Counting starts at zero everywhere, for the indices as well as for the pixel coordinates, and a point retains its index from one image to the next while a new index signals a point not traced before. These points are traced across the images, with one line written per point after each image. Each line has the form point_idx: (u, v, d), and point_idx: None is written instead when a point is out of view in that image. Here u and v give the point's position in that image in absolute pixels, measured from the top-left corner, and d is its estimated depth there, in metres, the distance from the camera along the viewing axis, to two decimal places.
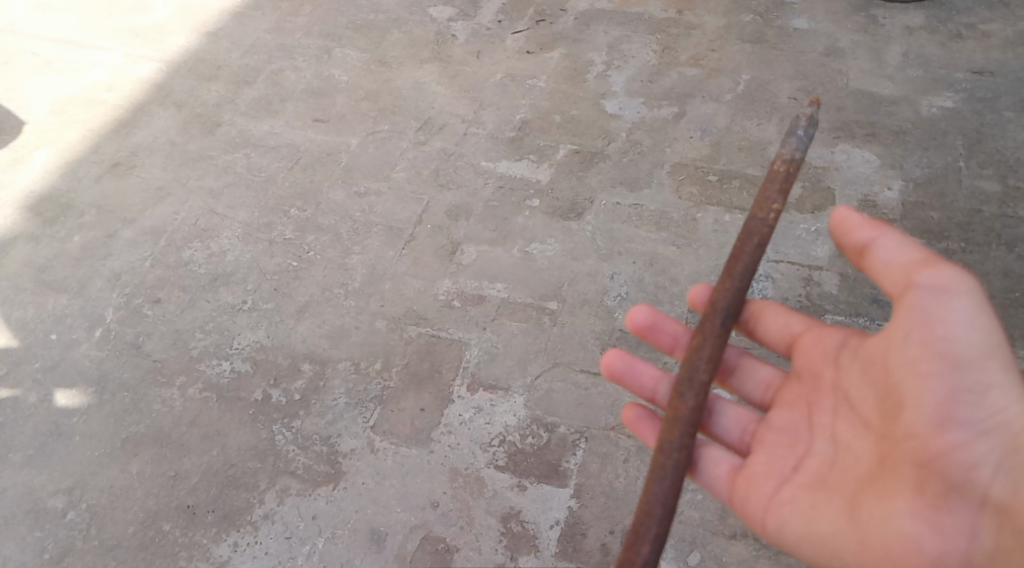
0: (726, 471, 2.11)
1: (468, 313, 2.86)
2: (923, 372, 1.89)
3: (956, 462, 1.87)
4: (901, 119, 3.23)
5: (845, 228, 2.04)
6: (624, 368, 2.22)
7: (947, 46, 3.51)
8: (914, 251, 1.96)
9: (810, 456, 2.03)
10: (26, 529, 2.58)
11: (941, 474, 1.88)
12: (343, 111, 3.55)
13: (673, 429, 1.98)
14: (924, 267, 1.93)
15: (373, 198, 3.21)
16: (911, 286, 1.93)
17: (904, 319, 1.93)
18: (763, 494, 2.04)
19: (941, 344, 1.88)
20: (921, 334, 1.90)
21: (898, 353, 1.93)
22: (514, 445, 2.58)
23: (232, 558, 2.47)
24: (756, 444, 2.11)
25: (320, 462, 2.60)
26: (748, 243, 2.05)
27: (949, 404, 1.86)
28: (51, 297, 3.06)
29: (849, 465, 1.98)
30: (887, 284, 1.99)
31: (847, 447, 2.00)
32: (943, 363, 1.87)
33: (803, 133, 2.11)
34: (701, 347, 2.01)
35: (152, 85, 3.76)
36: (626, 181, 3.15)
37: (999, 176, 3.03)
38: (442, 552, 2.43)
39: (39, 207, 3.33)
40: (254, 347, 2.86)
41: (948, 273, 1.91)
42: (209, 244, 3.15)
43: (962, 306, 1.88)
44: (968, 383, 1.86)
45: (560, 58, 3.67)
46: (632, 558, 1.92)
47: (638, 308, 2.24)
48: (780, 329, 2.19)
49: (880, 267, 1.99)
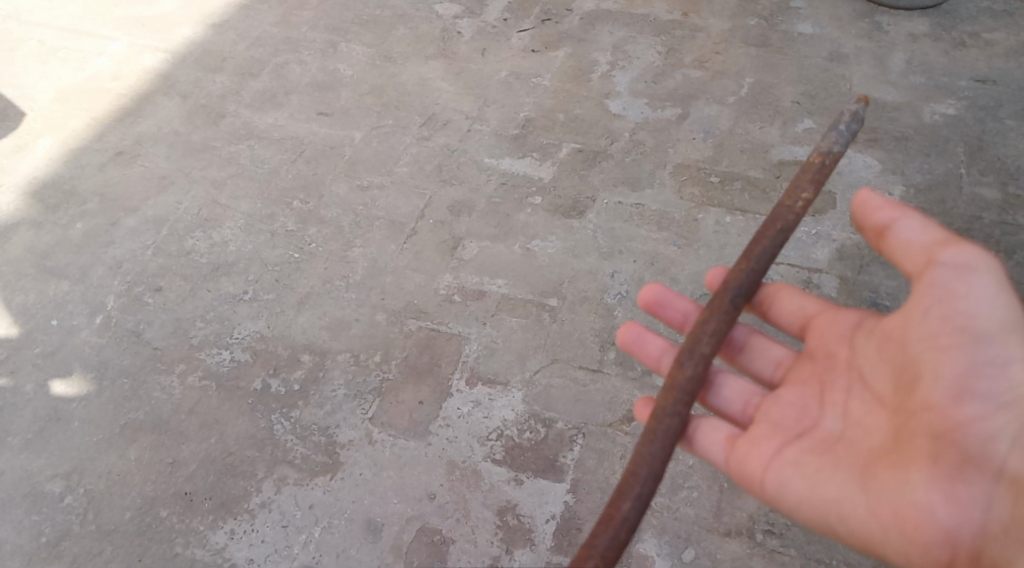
0: (724, 437, 2.10)
1: (468, 307, 2.88)
2: (943, 345, 1.91)
3: (974, 434, 1.89)
4: (903, 125, 3.25)
5: (867, 209, 2.08)
6: (633, 339, 2.23)
7: (950, 54, 3.53)
8: (935, 232, 2.00)
9: (821, 430, 2.05)
10: (23, 513, 2.59)
11: (957, 445, 1.89)
12: (347, 105, 3.56)
13: (668, 396, 1.98)
14: (946, 245, 1.97)
15: (376, 193, 3.22)
16: (932, 263, 1.97)
17: (924, 296, 1.96)
18: (765, 459, 2.04)
19: (961, 317, 1.91)
20: (941, 309, 1.93)
21: (916, 328, 1.96)
22: (511, 440, 2.60)
23: (228, 546, 2.49)
24: (761, 418, 2.11)
25: (318, 452, 2.62)
26: (769, 228, 2.10)
27: (968, 377, 1.89)
28: (53, 283, 3.07)
29: (861, 440, 2.00)
30: (906, 264, 2.03)
31: (861, 423, 2.02)
32: (962, 336, 1.90)
33: (846, 127, 2.18)
34: (706, 321, 2.03)
35: (157, 75, 3.77)
36: (627, 181, 3.16)
37: (999, 183, 3.05)
38: (437, 544, 2.45)
39: (42, 194, 3.34)
40: (254, 337, 2.87)
41: (970, 251, 1.95)
42: (211, 234, 3.16)
43: (983, 282, 1.92)
44: (987, 356, 1.89)
45: (565, 58, 3.68)
46: (612, 514, 1.89)
47: (649, 285, 2.27)
48: (794, 309, 2.21)
49: (901, 247, 2.03)
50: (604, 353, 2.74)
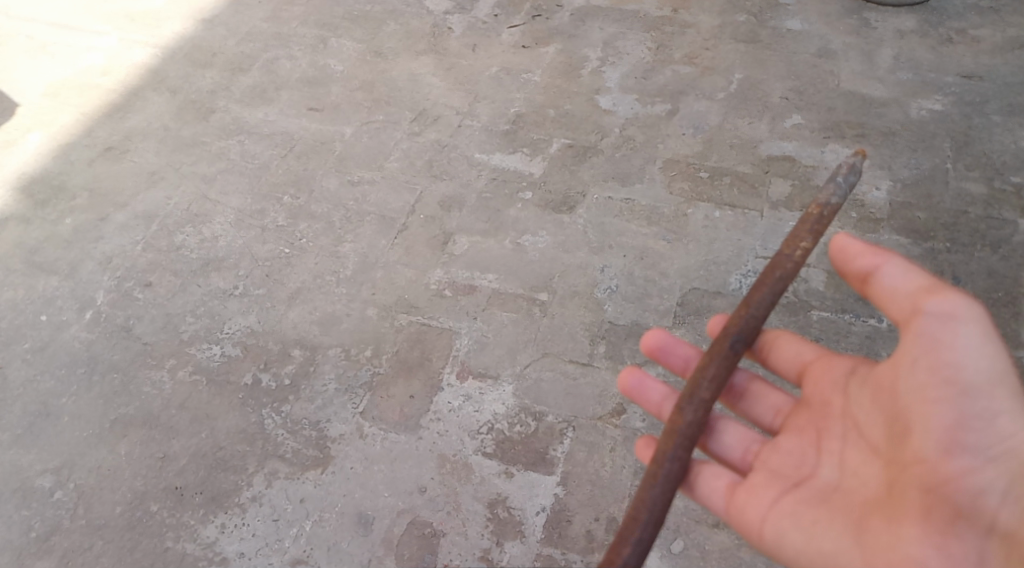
0: (725, 485, 2.09)
1: (459, 302, 2.89)
2: (931, 398, 1.90)
3: (964, 488, 1.87)
4: (890, 121, 3.28)
5: (847, 255, 2.04)
6: (635, 384, 2.22)
7: (937, 50, 3.56)
8: (920, 278, 1.96)
9: (818, 479, 2.04)
10: (13, 508, 2.59)
11: (948, 500, 1.88)
12: (338, 101, 3.56)
13: (669, 441, 1.98)
14: (930, 294, 1.94)
15: (366, 188, 3.23)
16: (917, 312, 1.94)
17: (911, 346, 1.94)
18: (762, 507, 2.04)
19: (949, 369, 1.89)
20: (928, 361, 1.91)
21: (905, 378, 1.94)
22: (502, 433, 2.61)
23: (219, 539, 2.49)
24: (760, 467, 2.10)
25: (309, 446, 2.63)
26: (768, 277, 2.06)
27: (957, 430, 1.87)
28: (42, 279, 3.06)
29: (857, 489, 1.99)
30: (892, 310, 2.00)
31: (857, 473, 2.00)
32: (950, 388, 1.88)
33: (845, 179, 2.09)
34: (706, 367, 2.02)
35: (147, 71, 3.76)
36: (618, 176, 3.18)
37: (985, 178, 3.07)
38: (428, 537, 2.46)
39: (31, 189, 3.33)
40: (244, 331, 2.88)
41: (955, 300, 1.91)
42: (201, 230, 3.16)
43: (969, 332, 1.89)
44: (975, 409, 1.87)
45: (555, 54, 3.69)
46: (613, 559, 1.92)
47: (652, 331, 2.24)
48: (792, 355, 2.19)
49: (885, 294, 1.99)
50: (594, 347, 2.75)
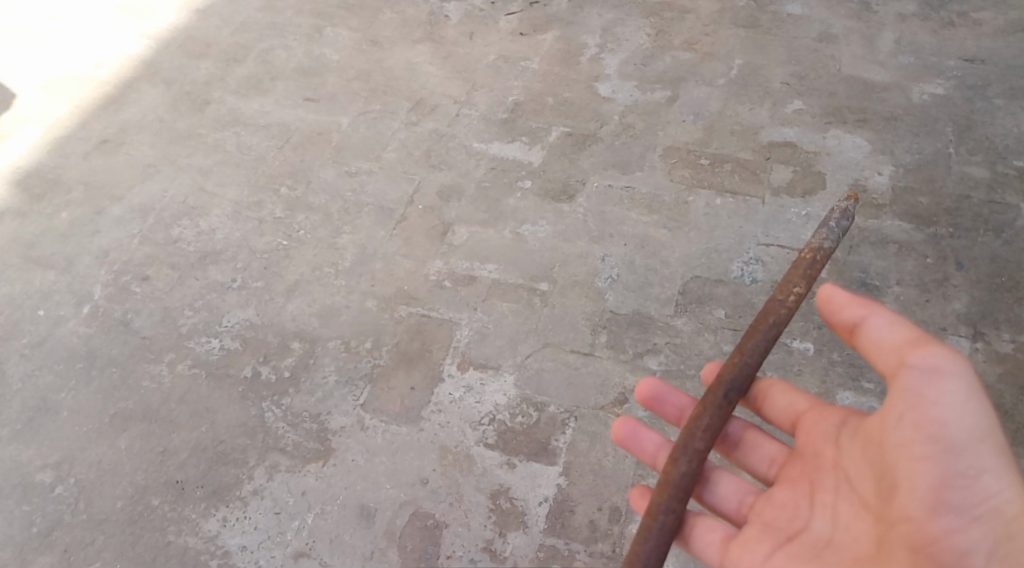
0: (719, 538, 2.07)
1: (459, 293, 2.87)
2: (917, 454, 1.87)
3: (950, 547, 1.85)
4: (891, 106, 3.25)
5: (834, 305, 2.02)
6: (627, 434, 2.20)
7: (938, 33, 3.52)
8: (908, 330, 1.94)
9: (809, 533, 2.00)
10: (14, 503, 2.58)
11: (935, 560, 1.85)
12: (335, 91, 3.53)
13: (663, 493, 1.98)
14: (916, 347, 1.91)
15: (364, 178, 3.20)
16: (903, 366, 1.91)
17: (898, 400, 1.91)
18: (753, 562, 2.01)
19: (935, 426, 1.86)
20: (914, 416, 1.89)
21: (892, 433, 1.91)
22: (503, 424, 2.60)
23: (221, 533, 2.48)
24: (753, 520, 2.07)
25: (310, 438, 2.61)
26: (761, 323, 2.02)
27: (942, 488, 1.85)
28: (39, 273, 3.04)
29: (846, 545, 1.95)
30: (880, 362, 1.97)
31: (846, 528, 1.96)
32: (935, 445, 1.86)
33: (837, 224, 2.07)
34: (699, 417, 2.00)
35: (141, 63, 3.73)
36: (618, 164, 3.15)
37: (988, 162, 3.05)
38: (430, 528, 2.45)
39: (27, 183, 3.31)
40: (243, 324, 2.86)
41: (941, 354, 1.89)
42: (199, 222, 3.13)
43: (954, 387, 1.87)
44: (960, 467, 1.85)
45: (553, 41, 3.66)
46: None
47: (647, 379, 2.23)
48: (785, 406, 2.17)
49: (873, 346, 1.97)
50: (595, 336, 2.73)
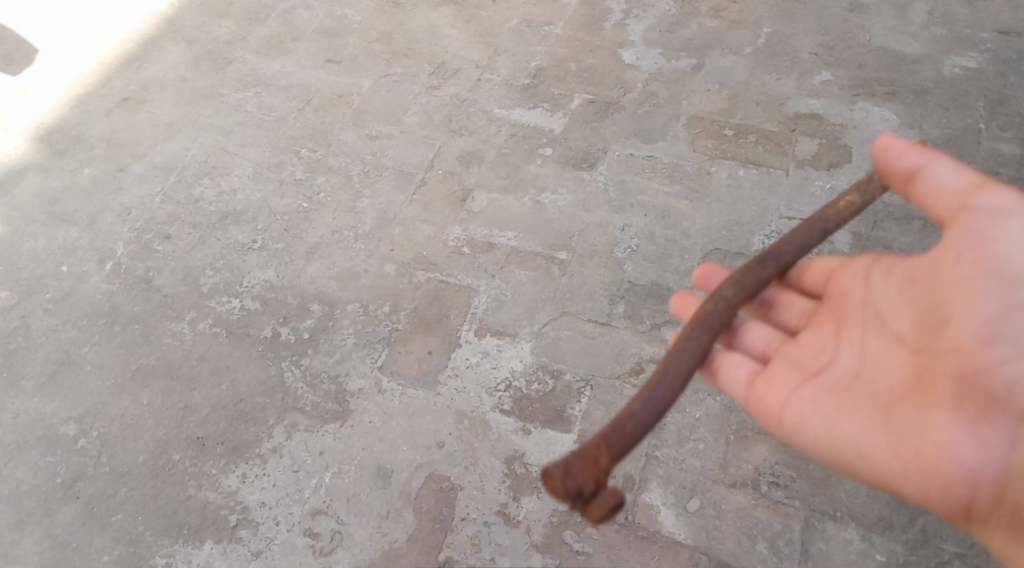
0: (744, 375, 2.10)
1: (477, 260, 2.87)
2: (974, 287, 1.93)
3: (1000, 376, 1.87)
4: (922, 78, 3.19)
5: (890, 153, 2.07)
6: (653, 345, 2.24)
7: (973, 4, 3.44)
8: (968, 174, 2.03)
9: (837, 368, 2.06)
10: (38, 454, 2.64)
11: (981, 387, 1.88)
12: (356, 52, 3.50)
13: (691, 327, 1.99)
14: (981, 190, 2.00)
15: (385, 142, 3.19)
16: (967, 208, 2.00)
17: (957, 238, 1.99)
18: (781, 392, 2.05)
19: (994, 261, 1.94)
20: (972, 254, 1.96)
21: (947, 268, 1.99)
22: (519, 391, 2.62)
23: (241, 489, 2.53)
24: (780, 357, 2.11)
25: (328, 400, 2.65)
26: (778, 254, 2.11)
27: (996, 319, 1.90)
28: (62, 228, 3.07)
29: (879, 377, 2.02)
30: (937, 208, 2.05)
31: (880, 363, 2.03)
32: (992, 279, 1.92)
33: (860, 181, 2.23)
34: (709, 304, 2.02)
35: (163, 20, 3.71)
36: (640, 133, 3.13)
37: (1018, 139, 3.00)
38: (446, 490, 2.49)
39: (50, 138, 3.32)
40: (264, 285, 2.88)
41: (1004, 194, 1.98)
42: (220, 182, 3.14)
43: (1017, 227, 1.95)
44: (1016, 297, 1.90)
45: (578, 5, 3.60)
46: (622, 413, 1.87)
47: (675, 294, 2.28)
48: (819, 267, 2.21)
49: (931, 192, 2.05)
50: (613, 307, 2.74)
